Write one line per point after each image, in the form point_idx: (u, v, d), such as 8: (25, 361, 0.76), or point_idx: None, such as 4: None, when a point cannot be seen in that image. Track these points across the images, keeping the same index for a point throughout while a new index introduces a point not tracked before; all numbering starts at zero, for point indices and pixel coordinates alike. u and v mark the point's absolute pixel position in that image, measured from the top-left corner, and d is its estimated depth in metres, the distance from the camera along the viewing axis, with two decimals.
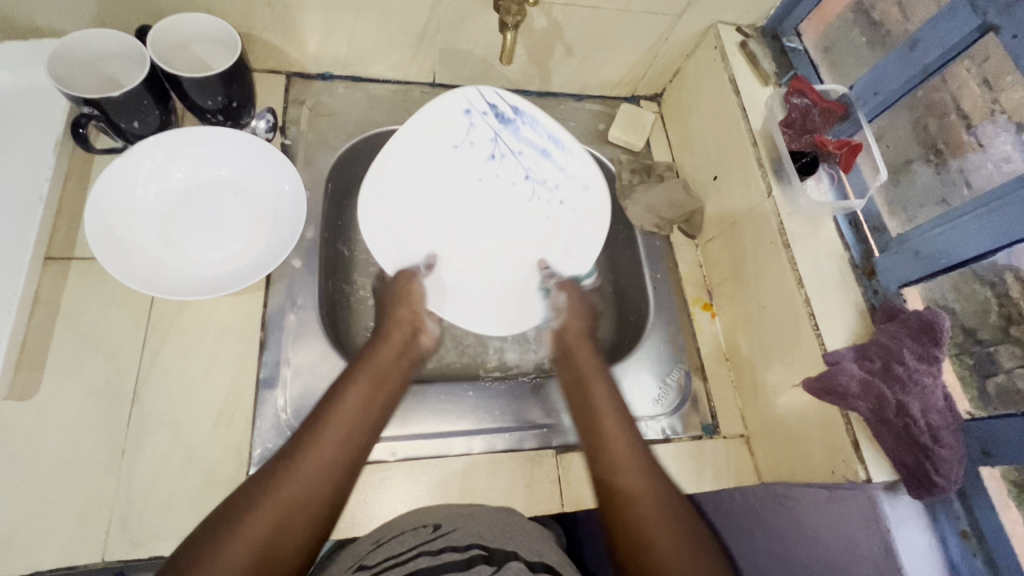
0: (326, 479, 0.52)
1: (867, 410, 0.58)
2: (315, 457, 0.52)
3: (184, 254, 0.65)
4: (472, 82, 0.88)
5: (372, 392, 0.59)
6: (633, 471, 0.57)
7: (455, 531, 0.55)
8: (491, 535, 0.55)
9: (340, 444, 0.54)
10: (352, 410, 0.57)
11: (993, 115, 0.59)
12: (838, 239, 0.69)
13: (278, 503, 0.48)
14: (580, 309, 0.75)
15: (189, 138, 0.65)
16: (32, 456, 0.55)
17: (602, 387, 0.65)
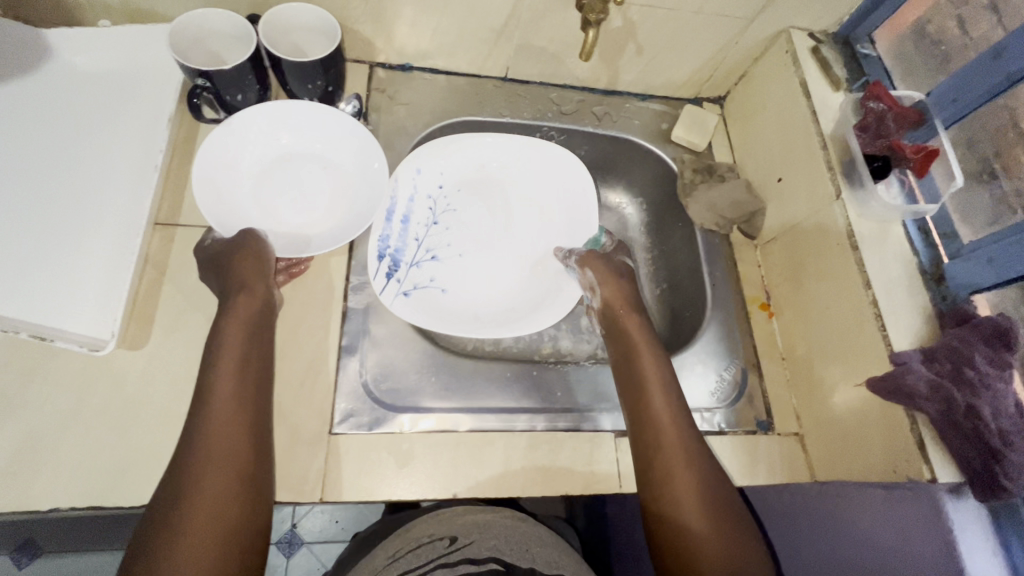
0: (233, 444, 0.51)
1: (935, 411, 0.59)
2: (216, 426, 0.51)
3: (272, 214, 0.70)
4: (542, 78, 0.91)
5: (241, 403, 0.54)
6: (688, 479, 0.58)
7: (473, 545, 0.63)
8: (505, 549, 0.63)
9: (223, 478, 0.49)
10: (230, 372, 0.54)
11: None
12: (906, 244, 0.70)
13: (216, 474, 0.49)
14: (617, 283, 0.73)
15: (297, 110, 0.71)
16: (141, 401, 0.60)
17: (659, 393, 0.64)
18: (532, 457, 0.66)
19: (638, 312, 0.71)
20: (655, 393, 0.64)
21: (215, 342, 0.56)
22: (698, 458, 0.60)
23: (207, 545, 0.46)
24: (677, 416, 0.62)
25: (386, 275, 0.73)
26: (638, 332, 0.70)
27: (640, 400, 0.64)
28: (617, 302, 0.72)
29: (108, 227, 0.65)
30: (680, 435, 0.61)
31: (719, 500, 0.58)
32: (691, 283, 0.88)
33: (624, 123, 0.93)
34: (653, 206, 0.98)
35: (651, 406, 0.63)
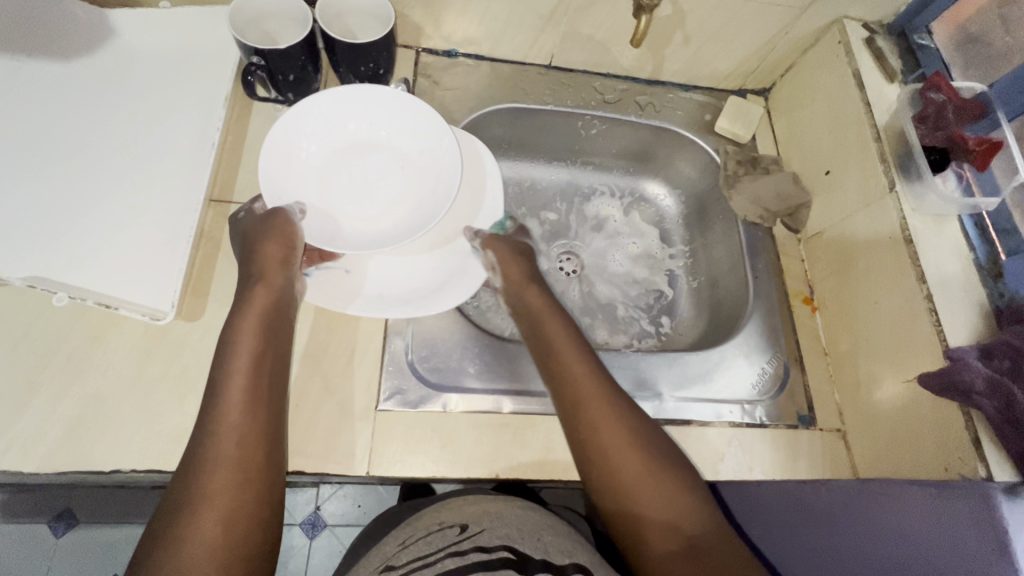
0: (246, 439, 0.50)
1: (994, 408, 0.57)
2: (228, 419, 0.51)
3: (333, 203, 0.68)
4: (586, 67, 0.91)
5: (252, 392, 0.53)
6: (630, 458, 0.57)
7: (484, 532, 0.62)
8: (517, 537, 0.62)
9: (237, 467, 0.49)
10: (244, 366, 0.54)
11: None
12: (963, 239, 0.68)
13: (224, 469, 0.49)
14: (517, 259, 0.72)
15: (383, 100, 0.69)
16: (196, 371, 0.61)
17: (582, 373, 0.62)
18: None
19: (537, 285, 0.71)
20: (579, 372, 0.62)
21: (230, 332, 0.56)
22: (635, 436, 0.58)
23: (216, 538, 0.46)
24: (605, 395, 0.60)
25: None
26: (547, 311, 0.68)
27: (566, 382, 0.62)
28: (518, 274, 0.71)
29: (167, 202, 0.67)
30: (613, 412, 0.59)
31: (665, 478, 0.56)
32: (733, 276, 0.87)
33: (667, 114, 0.93)
34: (692, 198, 0.98)
35: (574, 383, 0.61)
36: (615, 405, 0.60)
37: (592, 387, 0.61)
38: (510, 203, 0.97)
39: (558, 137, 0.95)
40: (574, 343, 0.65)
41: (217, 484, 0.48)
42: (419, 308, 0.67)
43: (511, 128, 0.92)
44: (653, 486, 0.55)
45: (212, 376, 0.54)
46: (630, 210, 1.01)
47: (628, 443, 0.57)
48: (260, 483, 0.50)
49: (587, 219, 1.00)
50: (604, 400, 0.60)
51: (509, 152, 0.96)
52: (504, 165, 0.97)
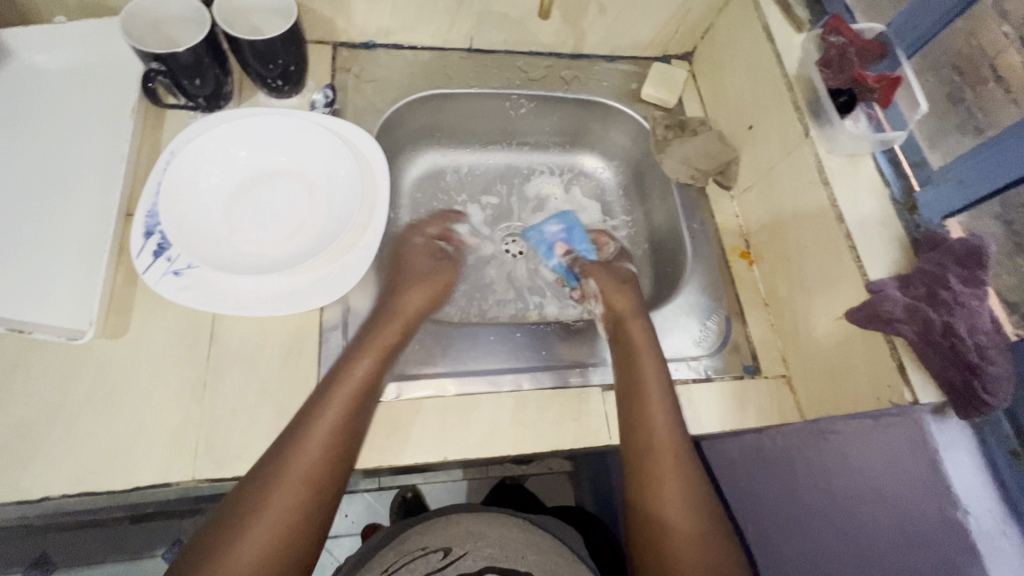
0: (325, 455, 0.56)
1: (913, 333, 0.59)
2: (309, 442, 0.56)
3: (240, 225, 0.68)
4: (508, 47, 0.91)
5: (354, 412, 0.59)
6: (676, 493, 0.61)
7: (467, 556, 0.65)
8: (502, 557, 0.65)
9: (305, 487, 0.54)
10: (349, 396, 0.59)
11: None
12: (878, 176, 0.70)
13: (294, 484, 0.54)
14: (623, 294, 0.77)
15: (296, 125, 0.71)
16: (125, 385, 0.60)
17: (659, 407, 0.64)
18: (521, 413, 0.67)
19: (641, 317, 0.73)
20: (661, 431, 0.63)
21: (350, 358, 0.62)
22: (688, 480, 0.61)
23: (265, 544, 0.51)
24: (674, 437, 0.63)
25: (154, 253, 0.64)
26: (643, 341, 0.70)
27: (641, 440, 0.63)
28: (624, 304, 0.76)
29: (82, 219, 0.65)
30: (673, 453, 0.63)
31: (706, 523, 0.59)
32: (672, 239, 0.88)
33: (593, 86, 0.93)
34: (629, 167, 0.99)
35: (652, 443, 0.63)
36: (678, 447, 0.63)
37: (670, 449, 0.63)
38: (449, 191, 0.97)
39: (489, 120, 0.95)
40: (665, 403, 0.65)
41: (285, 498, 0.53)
42: (289, 306, 0.64)
43: (440, 114, 0.91)
44: (691, 525, 0.59)
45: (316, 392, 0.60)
46: (570, 186, 1.01)
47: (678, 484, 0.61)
48: (314, 507, 0.55)
49: (529, 200, 1.00)
50: (671, 441, 0.63)
51: (441, 140, 0.96)
52: (436, 153, 0.97)
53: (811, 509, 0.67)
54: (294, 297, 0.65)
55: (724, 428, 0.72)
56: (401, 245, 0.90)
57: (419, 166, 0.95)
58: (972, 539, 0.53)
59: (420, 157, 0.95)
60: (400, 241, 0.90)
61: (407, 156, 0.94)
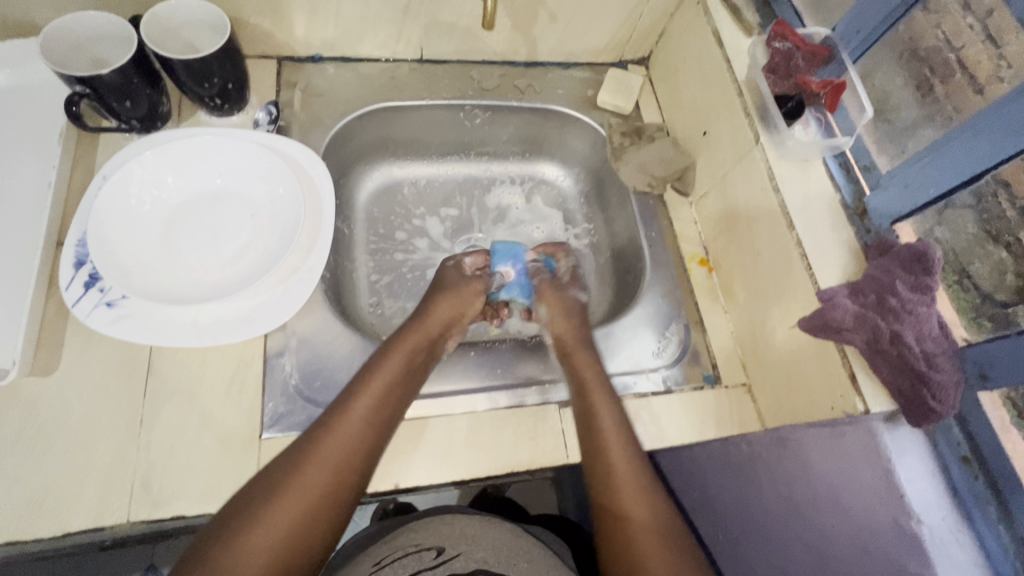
0: (347, 458, 0.56)
1: (863, 342, 0.59)
2: (332, 442, 0.56)
3: (177, 251, 0.65)
4: (459, 56, 0.89)
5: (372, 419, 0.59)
6: (635, 493, 0.59)
7: (458, 558, 0.62)
8: (493, 562, 0.61)
9: (320, 486, 0.54)
10: (373, 397, 0.60)
11: (994, 27, 0.56)
12: (828, 181, 0.69)
13: (310, 482, 0.54)
14: (567, 315, 0.75)
15: (236, 147, 0.69)
16: (55, 425, 0.57)
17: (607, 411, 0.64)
18: (475, 434, 0.66)
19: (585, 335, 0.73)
20: (609, 430, 0.62)
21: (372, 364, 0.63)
22: (642, 473, 0.60)
23: (272, 539, 0.50)
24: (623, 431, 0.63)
25: (85, 284, 0.61)
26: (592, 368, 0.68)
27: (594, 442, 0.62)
28: (568, 324, 0.74)
29: (8, 251, 0.62)
30: (624, 446, 0.62)
31: (663, 511, 0.58)
32: (632, 248, 0.87)
33: (548, 94, 0.92)
34: (588, 175, 0.98)
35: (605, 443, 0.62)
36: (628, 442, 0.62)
37: (623, 446, 0.62)
38: (407, 204, 0.95)
39: (444, 131, 0.93)
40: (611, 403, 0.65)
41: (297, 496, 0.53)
42: (230, 334, 0.62)
43: (393, 127, 0.90)
44: (651, 516, 0.58)
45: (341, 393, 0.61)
46: (531, 195, 1.00)
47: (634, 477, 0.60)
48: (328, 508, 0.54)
49: (489, 210, 0.98)
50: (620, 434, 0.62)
51: (396, 153, 0.94)
52: (393, 167, 0.95)
53: (773, 514, 0.68)
54: (235, 325, 0.63)
55: (684, 440, 0.71)
56: (357, 262, 0.88)
57: (374, 181, 0.93)
58: (923, 547, 0.52)
59: (375, 171, 0.93)
60: (356, 257, 0.88)
61: (362, 171, 0.92)
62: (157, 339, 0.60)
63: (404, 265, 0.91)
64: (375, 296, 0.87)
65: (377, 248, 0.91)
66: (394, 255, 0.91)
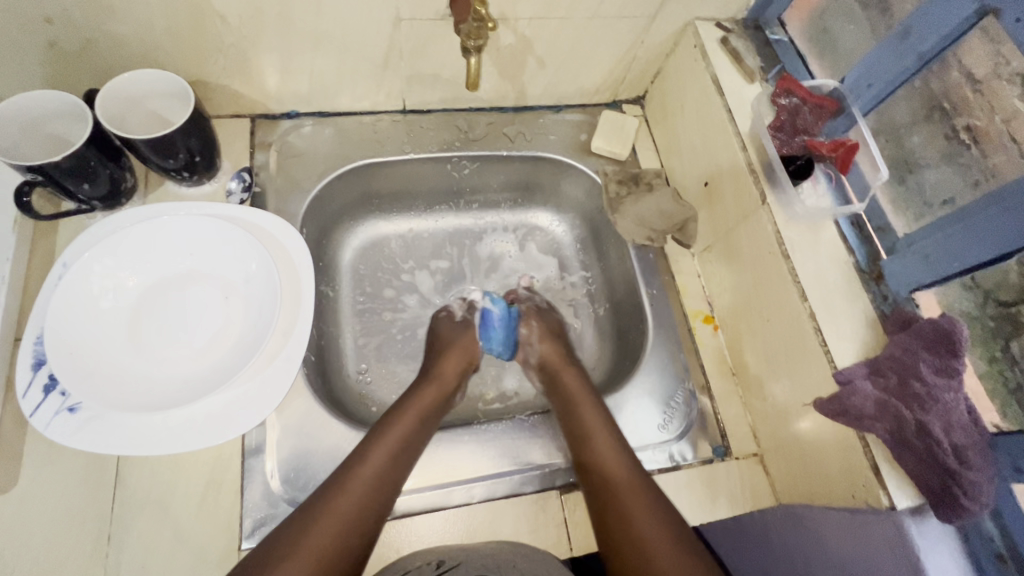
0: (370, 498, 0.56)
1: (886, 431, 0.54)
2: (353, 478, 0.57)
3: (143, 348, 0.61)
4: (444, 104, 0.85)
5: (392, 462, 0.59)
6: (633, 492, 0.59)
7: (461, 566, 0.55)
8: (496, 565, 0.56)
9: (337, 525, 0.53)
10: (394, 437, 0.61)
11: (1023, 91, 0.51)
12: (842, 243, 0.64)
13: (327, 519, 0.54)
14: (550, 340, 0.77)
15: (202, 224, 0.64)
16: None
17: (590, 406, 0.67)
18: (470, 529, 0.62)
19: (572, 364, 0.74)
20: (593, 429, 0.64)
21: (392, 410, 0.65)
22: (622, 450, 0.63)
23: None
24: (608, 434, 0.64)
25: (45, 388, 0.56)
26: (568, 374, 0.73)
27: (582, 448, 0.63)
28: (552, 353, 0.76)
29: None
30: (613, 448, 0.63)
31: (666, 511, 0.58)
32: (632, 303, 0.83)
33: (539, 140, 0.87)
34: (584, 220, 0.93)
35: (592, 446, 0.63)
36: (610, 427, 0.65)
37: (611, 445, 0.63)
38: (395, 259, 0.90)
39: (432, 182, 0.89)
40: (595, 408, 0.67)
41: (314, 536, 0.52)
42: (201, 436, 0.57)
43: (377, 182, 0.85)
44: (650, 510, 0.58)
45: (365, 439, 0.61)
46: (525, 243, 0.95)
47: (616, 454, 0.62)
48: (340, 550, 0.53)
49: (481, 261, 0.94)
50: (604, 436, 0.64)
51: (381, 207, 0.89)
52: (379, 220, 0.90)
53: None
54: (206, 426, 0.57)
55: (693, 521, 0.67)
56: (344, 327, 0.83)
57: (359, 237, 0.89)
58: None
59: (361, 226, 0.89)
60: (342, 322, 0.84)
61: (345, 228, 0.87)
62: (119, 449, 0.55)
63: (394, 325, 0.87)
64: (363, 362, 0.82)
65: (365, 309, 0.86)
66: (382, 314, 0.87)
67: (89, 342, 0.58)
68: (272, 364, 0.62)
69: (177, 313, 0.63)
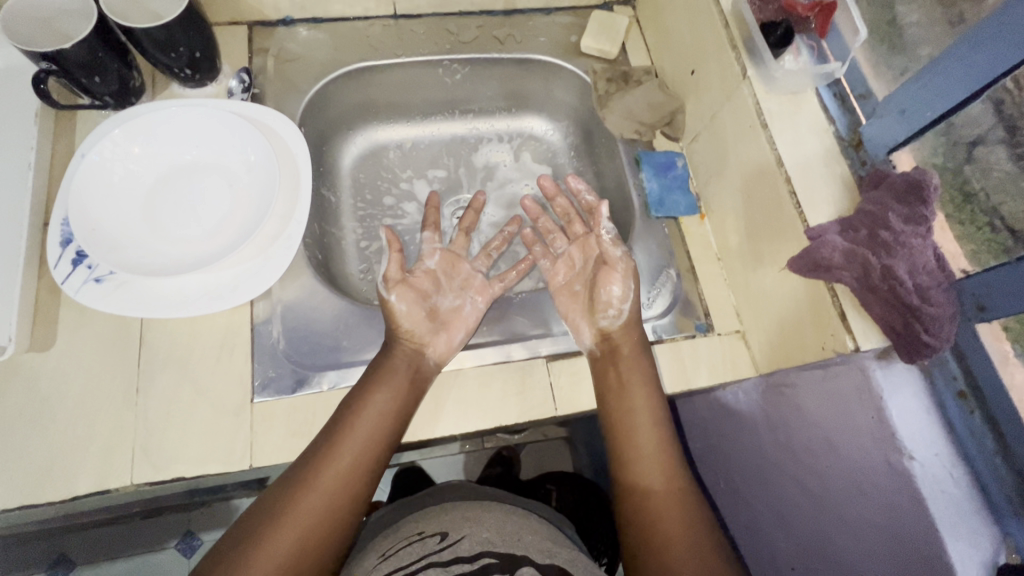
0: (353, 467, 0.56)
1: (853, 279, 0.56)
2: (337, 450, 0.56)
3: (157, 228, 0.66)
4: (435, 9, 0.86)
5: (371, 434, 0.58)
6: (666, 487, 0.58)
7: (463, 540, 0.57)
8: (498, 542, 0.57)
9: (321, 500, 0.53)
10: (374, 408, 0.60)
11: None
12: (822, 114, 0.65)
13: (312, 492, 0.53)
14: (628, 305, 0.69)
15: (206, 118, 0.69)
16: (57, 398, 0.59)
17: (643, 393, 0.64)
18: (461, 392, 0.67)
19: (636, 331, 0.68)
20: (644, 415, 0.63)
21: (369, 374, 0.62)
22: (674, 460, 0.60)
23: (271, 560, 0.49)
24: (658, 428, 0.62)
25: (73, 261, 0.62)
26: (626, 336, 0.68)
27: (625, 434, 0.62)
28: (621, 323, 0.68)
29: None
30: (660, 443, 0.61)
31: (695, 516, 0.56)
32: (621, 199, 0.86)
33: (529, 42, 0.88)
34: (578, 125, 0.94)
35: (636, 431, 0.62)
36: (663, 427, 0.63)
37: (659, 441, 0.61)
38: (393, 168, 0.94)
39: (426, 89, 0.91)
40: (652, 396, 0.64)
41: (301, 506, 0.52)
42: (214, 303, 0.63)
43: (372, 89, 0.88)
44: (678, 509, 0.56)
45: (345, 409, 0.60)
46: (520, 152, 0.97)
47: (666, 458, 0.60)
48: (329, 522, 0.53)
49: (477, 170, 0.96)
50: (654, 432, 0.62)
51: (377, 116, 0.92)
52: (377, 130, 0.93)
53: (789, 493, 0.66)
54: (218, 294, 0.63)
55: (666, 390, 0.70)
56: (345, 228, 0.87)
57: (358, 145, 0.92)
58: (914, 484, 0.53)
59: (359, 135, 0.92)
60: (343, 223, 0.88)
61: (343, 136, 0.91)
62: (142, 312, 0.61)
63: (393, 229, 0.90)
64: (363, 263, 0.86)
65: (365, 215, 0.90)
66: (381, 220, 0.90)
67: (107, 222, 0.63)
68: (275, 245, 0.67)
69: (187, 202, 0.68)
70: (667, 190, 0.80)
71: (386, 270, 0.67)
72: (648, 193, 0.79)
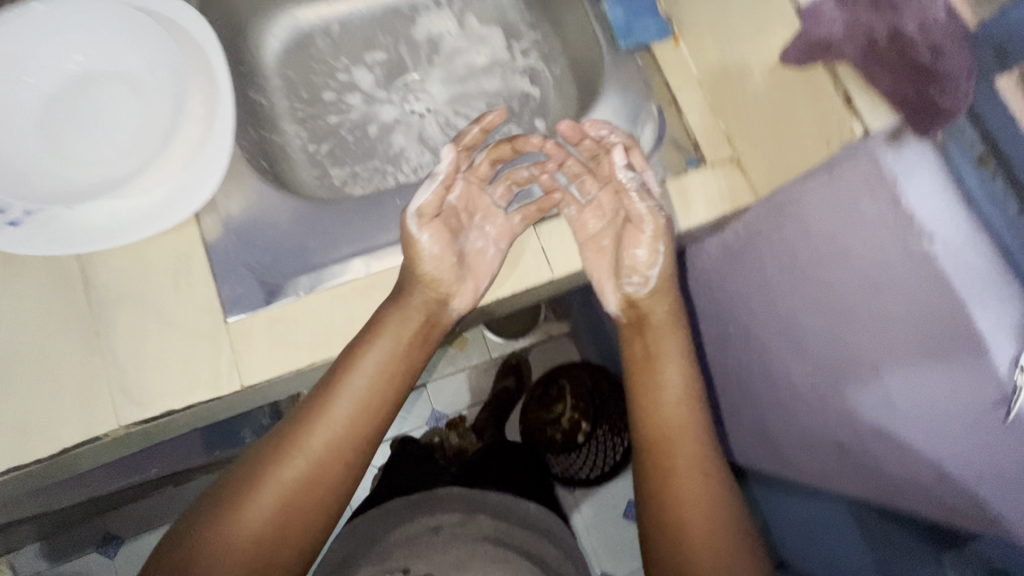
0: (343, 439, 0.55)
1: (856, 52, 0.52)
2: (328, 423, 0.54)
3: (65, 156, 0.57)
4: None
5: (366, 404, 0.56)
6: (684, 414, 0.59)
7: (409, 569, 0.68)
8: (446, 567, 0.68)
9: (308, 470, 0.53)
10: (367, 375, 0.56)
11: None
12: None
13: (294, 464, 0.53)
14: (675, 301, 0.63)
15: (83, 15, 0.58)
16: (11, 355, 0.54)
17: (671, 335, 0.62)
18: (449, 271, 0.62)
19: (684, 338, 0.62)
20: (669, 348, 0.62)
21: (361, 334, 0.57)
22: (697, 401, 0.60)
23: (252, 529, 0.50)
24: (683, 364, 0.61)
25: None
26: (653, 304, 0.63)
27: (646, 364, 0.61)
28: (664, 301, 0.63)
29: None
30: (682, 376, 0.60)
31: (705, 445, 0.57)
32: (584, 44, 0.77)
33: None
34: None
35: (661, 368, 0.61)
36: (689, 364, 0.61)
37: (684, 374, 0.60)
38: (326, 58, 0.83)
39: None
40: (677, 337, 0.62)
41: (283, 477, 0.52)
42: (152, 223, 0.56)
43: None
44: (691, 440, 0.57)
45: (334, 369, 0.56)
46: (464, 16, 0.86)
47: (687, 395, 0.59)
48: (310, 495, 0.52)
49: (420, 44, 0.85)
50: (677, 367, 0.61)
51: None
52: (298, 14, 0.82)
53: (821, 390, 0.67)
54: (156, 214, 0.56)
55: (674, 232, 0.66)
56: (289, 133, 0.78)
57: (280, 36, 0.81)
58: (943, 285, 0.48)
59: (279, 23, 0.81)
60: (286, 127, 0.79)
61: (260, 28, 0.79)
62: (72, 248, 0.54)
63: (342, 127, 0.81)
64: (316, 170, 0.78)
65: (307, 115, 0.80)
66: (326, 118, 0.81)
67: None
68: (203, 148, 0.58)
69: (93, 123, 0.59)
70: (634, 16, 0.72)
71: (420, 205, 0.59)
72: (613, 24, 0.71)
